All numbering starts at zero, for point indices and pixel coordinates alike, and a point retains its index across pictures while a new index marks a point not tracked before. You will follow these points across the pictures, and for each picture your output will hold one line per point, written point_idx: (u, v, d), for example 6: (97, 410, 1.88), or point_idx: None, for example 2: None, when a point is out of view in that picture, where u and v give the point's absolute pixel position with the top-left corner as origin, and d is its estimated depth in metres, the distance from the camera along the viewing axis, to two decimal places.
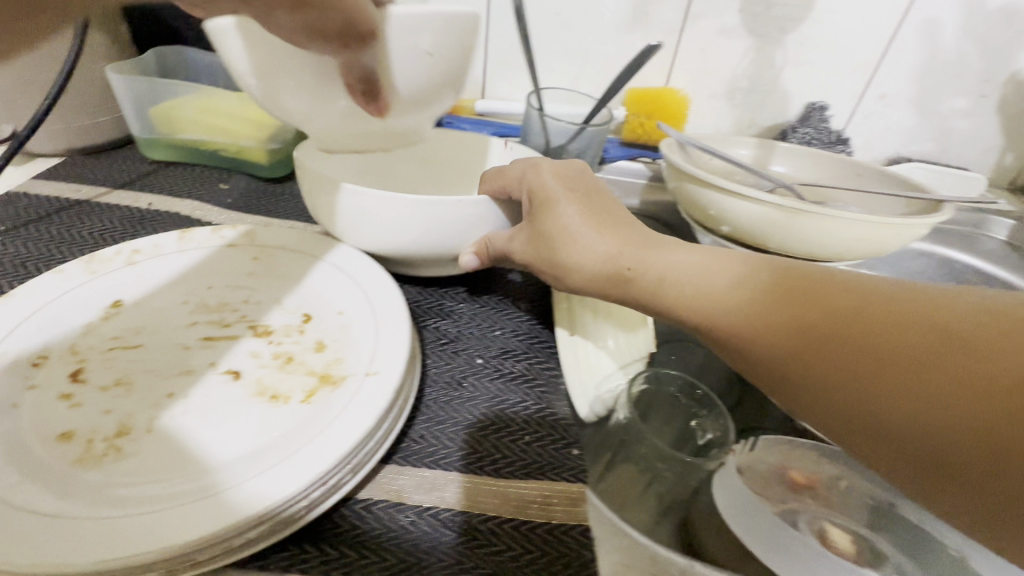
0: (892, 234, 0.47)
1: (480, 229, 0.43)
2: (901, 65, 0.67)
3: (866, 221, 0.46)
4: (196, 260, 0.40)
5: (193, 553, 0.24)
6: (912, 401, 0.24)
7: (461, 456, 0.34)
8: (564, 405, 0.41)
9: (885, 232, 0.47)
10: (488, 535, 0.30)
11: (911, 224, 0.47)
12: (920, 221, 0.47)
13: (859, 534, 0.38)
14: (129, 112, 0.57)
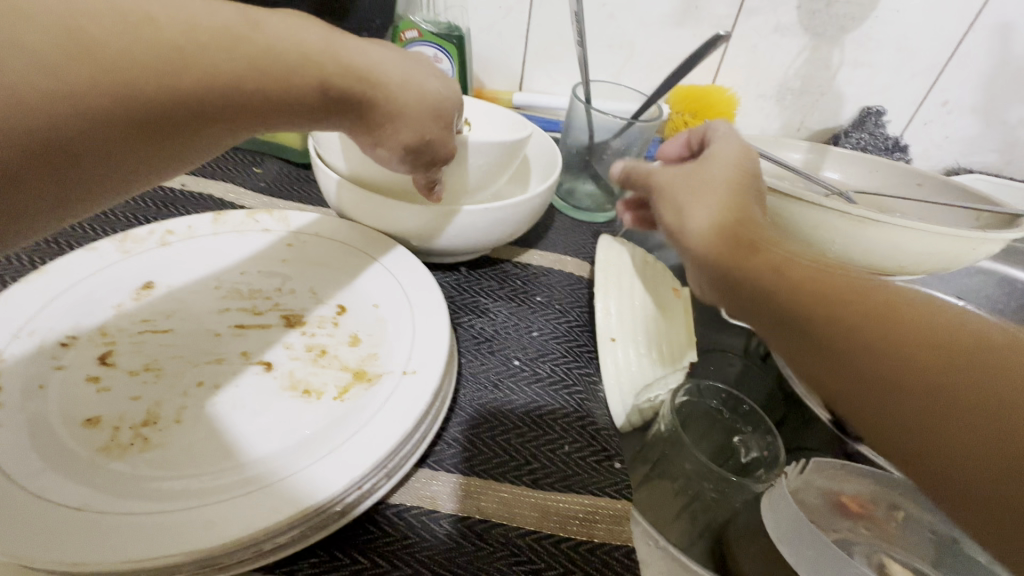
0: (968, 248, 0.44)
1: (503, 229, 0.42)
2: (967, 71, 0.63)
3: (941, 232, 0.43)
4: (229, 245, 0.39)
5: (221, 557, 0.22)
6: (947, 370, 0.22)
7: (496, 463, 0.32)
8: (604, 415, 0.39)
9: (959, 245, 0.44)
10: (526, 551, 0.28)
11: (989, 238, 0.44)
12: (999, 236, 0.44)
13: (918, 570, 0.35)
14: None
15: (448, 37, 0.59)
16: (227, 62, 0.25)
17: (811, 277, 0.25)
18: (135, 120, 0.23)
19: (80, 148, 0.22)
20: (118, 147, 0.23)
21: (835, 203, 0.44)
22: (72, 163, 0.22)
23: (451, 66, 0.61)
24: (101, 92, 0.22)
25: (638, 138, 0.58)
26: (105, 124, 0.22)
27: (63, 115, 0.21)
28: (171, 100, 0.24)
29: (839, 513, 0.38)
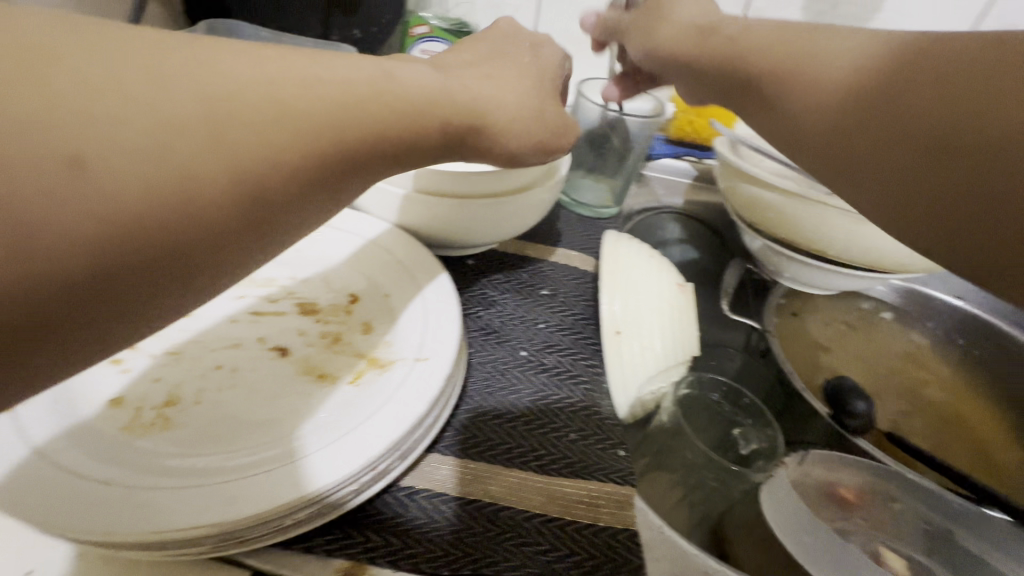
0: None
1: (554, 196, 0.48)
2: None
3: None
4: (316, 249, 0.40)
5: (277, 520, 0.24)
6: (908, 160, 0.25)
7: (503, 448, 0.33)
8: (608, 405, 0.40)
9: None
10: (533, 533, 0.29)
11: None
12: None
13: (912, 560, 0.36)
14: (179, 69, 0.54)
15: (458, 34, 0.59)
16: (375, 110, 0.22)
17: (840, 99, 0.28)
18: (296, 176, 0.20)
19: (242, 211, 0.18)
20: (276, 211, 0.20)
21: (834, 201, 0.45)
22: (236, 233, 0.19)
23: None
24: (268, 144, 0.18)
25: (644, 135, 0.59)
26: (266, 181, 0.19)
27: (231, 171, 0.18)
28: (324, 149, 0.20)
29: (836, 504, 0.39)
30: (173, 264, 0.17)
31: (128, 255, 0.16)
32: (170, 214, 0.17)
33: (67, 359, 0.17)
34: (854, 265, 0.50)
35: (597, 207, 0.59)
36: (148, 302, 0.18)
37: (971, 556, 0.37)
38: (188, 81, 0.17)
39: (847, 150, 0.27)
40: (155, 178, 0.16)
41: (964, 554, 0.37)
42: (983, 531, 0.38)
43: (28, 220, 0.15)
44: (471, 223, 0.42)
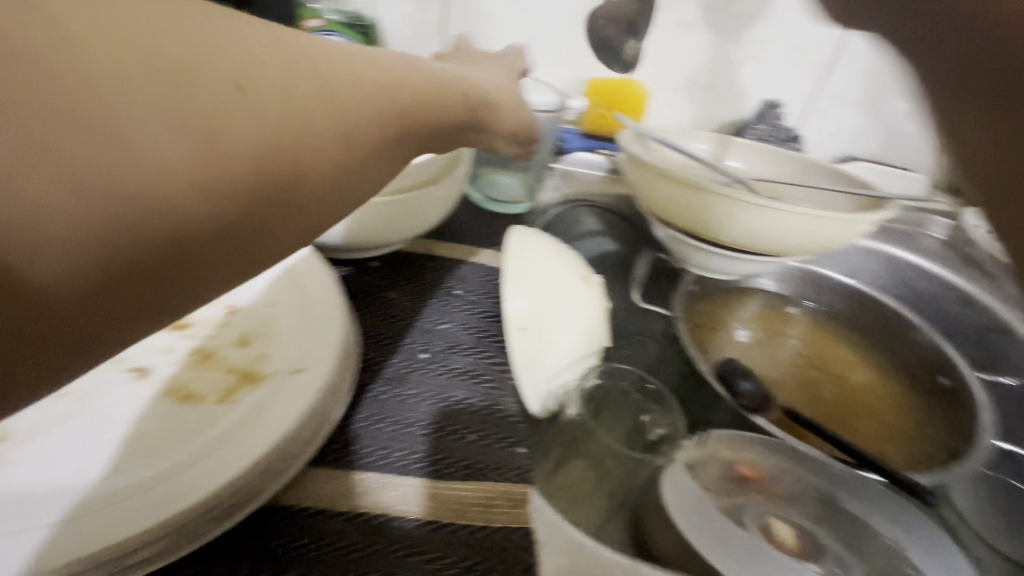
0: (837, 227, 0.49)
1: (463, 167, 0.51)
2: (852, 66, 0.69)
3: (813, 213, 0.47)
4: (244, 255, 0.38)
5: (126, 556, 0.22)
6: None
7: (397, 455, 0.32)
8: (513, 402, 0.40)
9: (829, 225, 0.48)
10: (423, 541, 0.29)
11: (856, 220, 0.49)
12: (865, 216, 0.49)
13: (801, 527, 0.38)
14: None
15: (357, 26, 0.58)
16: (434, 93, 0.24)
17: None
18: (389, 136, 0.21)
19: (350, 159, 0.19)
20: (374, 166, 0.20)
21: (723, 189, 0.48)
22: (341, 181, 0.19)
23: None
24: (373, 101, 0.20)
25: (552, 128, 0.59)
26: (372, 135, 0.20)
27: (348, 119, 0.19)
28: (395, 129, 0.21)
29: (734, 480, 0.41)
30: (293, 201, 0.18)
31: (263, 185, 0.16)
32: (296, 149, 0.17)
33: (185, 301, 0.16)
34: (747, 248, 0.52)
35: (508, 208, 0.59)
36: (266, 243, 0.17)
37: (855, 518, 0.39)
38: (313, 39, 0.19)
39: None
40: (284, 116, 0.17)
41: (849, 516, 0.39)
42: (863, 493, 0.39)
43: (174, 134, 0.14)
44: (393, 219, 0.44)
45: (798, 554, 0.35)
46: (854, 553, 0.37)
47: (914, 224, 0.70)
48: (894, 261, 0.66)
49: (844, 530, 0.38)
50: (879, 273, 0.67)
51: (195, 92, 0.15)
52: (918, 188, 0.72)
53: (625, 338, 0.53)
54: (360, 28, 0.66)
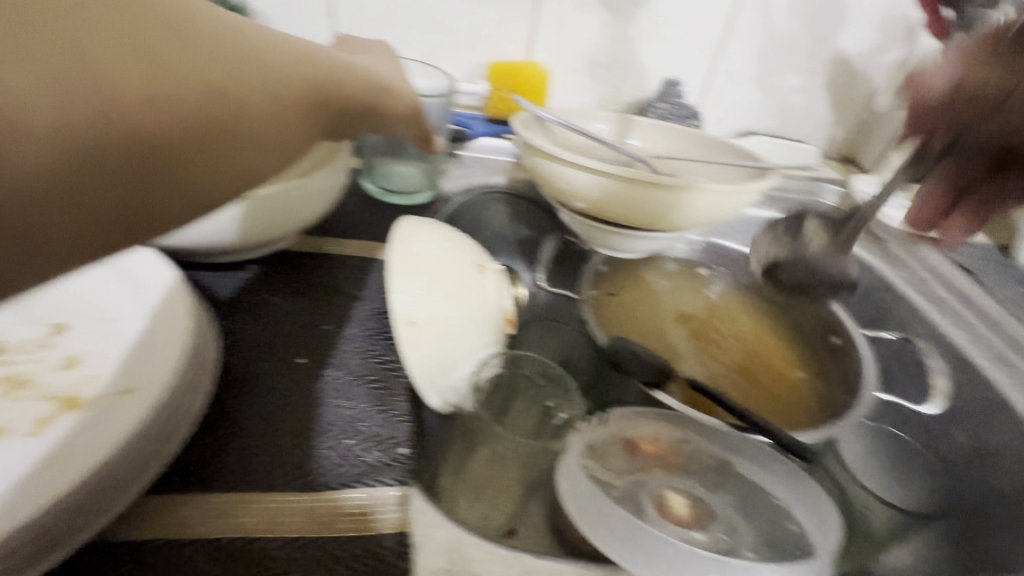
0: (722, 197, 0.49)
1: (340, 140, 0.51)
2: (742, 43, 0.71)
3: (698, 186, 0.48)
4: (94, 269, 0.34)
5: None
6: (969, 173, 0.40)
7: (260, 472, 0.30)
8: (403, 401, 0.37)
9: (715, 197, 0.49)
10: (284, 561, 0.27)
11: (741, 190, 0.50)
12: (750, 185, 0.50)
13: (696, 496, 0.38)
14: None
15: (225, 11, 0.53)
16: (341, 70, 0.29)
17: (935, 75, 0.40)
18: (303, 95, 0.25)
19: (273, 109, 0.23)
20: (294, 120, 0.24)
21: (614, 168, 0.48)
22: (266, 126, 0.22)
23: None
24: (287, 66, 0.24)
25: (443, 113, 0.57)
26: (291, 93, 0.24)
27: (263, 74, 0.22)
28: (319, 93, 0.26)
29: (633, 457, 0.41)
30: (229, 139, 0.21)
31: (202, 121, 0.20)
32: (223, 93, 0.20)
33: (132, 218, 0.19)
34: (644, 225, 0.53)
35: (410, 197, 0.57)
36: (213, 165, 0.21)
37: (747, 480, 0.40)
38: (238, 18, 0.23)
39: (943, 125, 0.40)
40: (225, 62, 0.21)
41: (741, 480, 0.40)
42: (756, 455, 0.40)
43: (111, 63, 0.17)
44: (281, 207, 0.42)
45: (689, 523, 0.36)
46: (744, 515, 0.37)
47: (808, 193, 0.74)
48: None
49: (737, 495, 0.39)
50: None
51: (142, 41, 0.18)
52: (811, 158, 0.75)
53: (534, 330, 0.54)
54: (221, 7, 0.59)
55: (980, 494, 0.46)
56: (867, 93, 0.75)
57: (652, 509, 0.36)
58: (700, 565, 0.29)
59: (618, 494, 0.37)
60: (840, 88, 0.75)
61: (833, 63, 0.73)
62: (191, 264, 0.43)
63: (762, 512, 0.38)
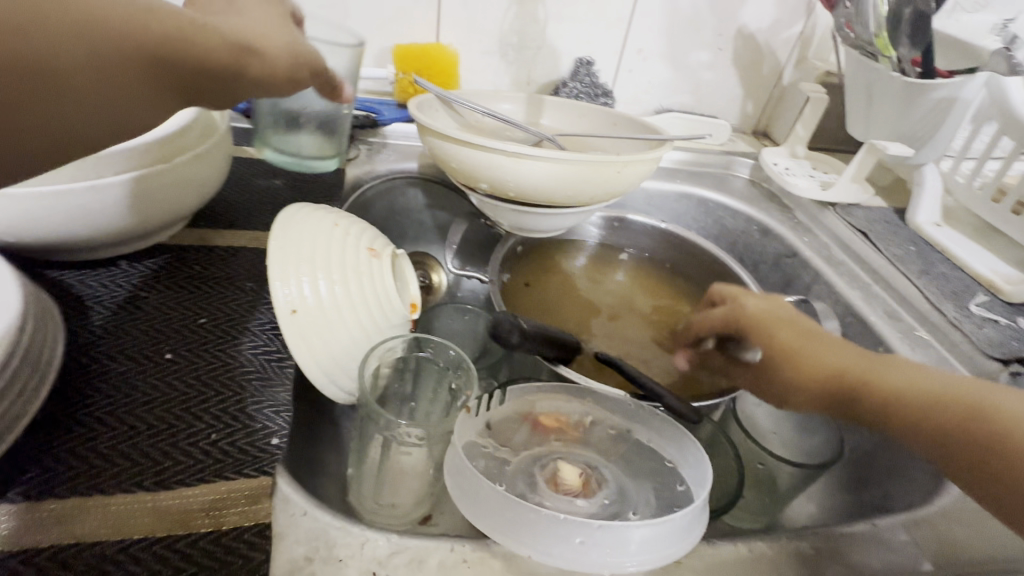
0: (617, 169, 0.50)
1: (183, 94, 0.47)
2: (649, 21, 0.71)
3: (593, 160, 0.48)
4: None
5: None
6: (830, 365, 0.35)
7: (109, 474, 0.28)
8: (285, 392, 0.35)
9: (611, 170, 0.50)
10: (125, 564, 0.25)
11: (634, 161, 0.51)
12: (642, 156, 0.51)
13: (591, 467, 0.38)
14: None
15: None
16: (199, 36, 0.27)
17: (811, 359, 0.36)
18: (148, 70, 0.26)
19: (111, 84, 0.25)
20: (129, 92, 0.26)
21: (512, 146, 0.47)
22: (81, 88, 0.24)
23: None
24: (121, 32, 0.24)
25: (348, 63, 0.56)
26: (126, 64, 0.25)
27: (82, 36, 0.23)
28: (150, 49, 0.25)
29: (534, 432, 0.41)
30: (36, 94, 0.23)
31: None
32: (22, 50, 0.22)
33: None
34: (545, 202, 0.52)
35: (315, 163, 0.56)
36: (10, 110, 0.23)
37: (643, 448, 0.40)
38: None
39: (823, 383, 0.35)
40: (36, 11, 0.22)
41: (637, 448, 0.40)
42: (654, 421, 0.40)
43: None
44: (172, 186, 0.40)
45: (580, 494, 0.36)
46: (636, 481, 0.38)
47: (723, 167, 0.76)
48: (705, 203, 0.71)
49: (634, 462, 0.39)
50: (696, 216, 0.72)
51: None
52: (724, 133, 0.77)
53: (456, 321, 0.57)
54: None
55: None
56: (774, 68, 0.77)
57: (544, 482, 0.36)
58: (569, 528, 0.29)
59: (512, 469, 0.37)
60: (747, 63, 0.77)
61: (739, 39, 0.74)
62: (58, 263, 0.40)
63: (652, 477, 0.38)
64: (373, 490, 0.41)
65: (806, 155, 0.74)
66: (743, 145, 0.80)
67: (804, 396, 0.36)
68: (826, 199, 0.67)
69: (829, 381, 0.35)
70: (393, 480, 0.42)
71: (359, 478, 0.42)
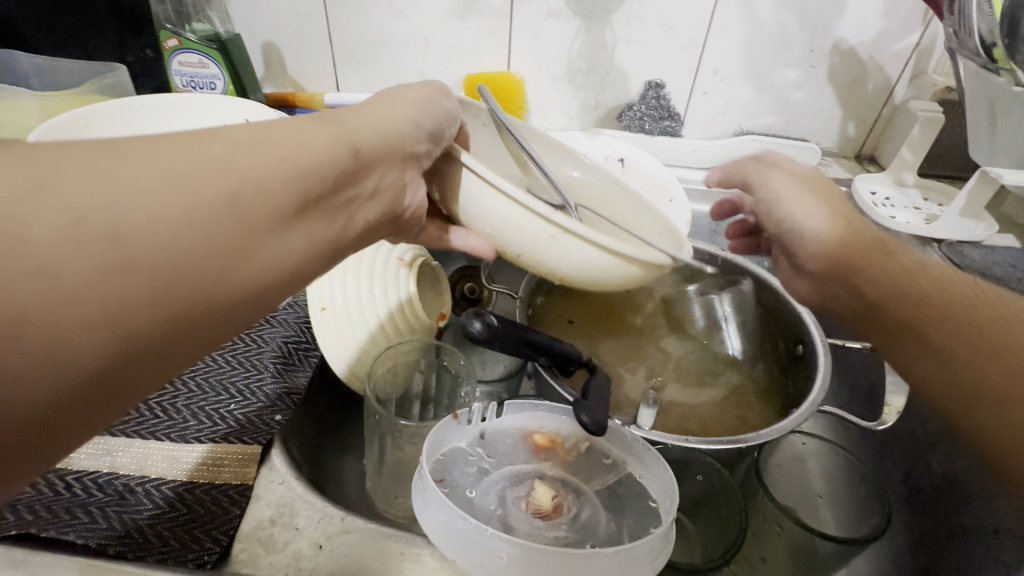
0: (545, 235, 0.32)
1: (259, 107, 0.55)
2: (728, 40, 0.68)
3: (515, 195, 0.32)
4: None
5: None
6: (948, 318, 0.30)
7: (157, 421, 0.35)
8: (305, 379, 0.41)
9: (535, 224, 0.32)
10: (138, 496, 0.31)
11: (572, 227, 0.31)
12: (591, 233, 0.31)
13: (565, 492, 0.38)
14: None
15: (209, 43, 0.59)
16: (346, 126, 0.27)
17: (952, 304, 0.31)
18: (237, 272, 0.21)
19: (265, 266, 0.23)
20: (236, 266, 0.21)
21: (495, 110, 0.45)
22: (169, 277, 0.19)
23: (220, 71, 0.61)
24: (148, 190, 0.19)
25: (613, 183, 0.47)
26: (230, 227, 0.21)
27: (167, 222, 0.19)
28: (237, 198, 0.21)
29: (525, 447, 0.41)
30: (115, 305, 0.18)
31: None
32: (122, 251, 0.18)
33: None
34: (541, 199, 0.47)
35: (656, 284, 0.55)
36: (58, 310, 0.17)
37: (630, 482, 0.38)
38: (63, 174, 0.18)
39: (966, 339, 0.29)
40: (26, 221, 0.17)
41: (626, 484, 0.38)
42: (647, 456, 0.38)
43: None
44: None
45: (545, 515, 0.36)
46: (610, 513, 0.37)
47: None
48: None
49: (616, 496, 0.38)
50: None
51: None
52: (814, 157, 0.71)
53: None
54: (213, 44, 0.59)
55: (932, 531, 0.41)
56: (882, 85, 0.68)
57: (512, 502, 0.37)
58: (494, 541, 0.28)
59: (490, 481, 0.38)
60: (847, 81, 0.69)
61: (835, 55, 0.67)
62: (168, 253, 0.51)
63: (628, 513, 0.37)
64: (377, 479, 0.44)
65: (915, 183, 0.65)
66: (838, 170, 0.72)
67: (950, 367, 0.29)
68: (930, 234, 0.57)
69: (959, 323, 0.30)
70: (394, 473, 0.44)
71: (369, 468, 0.45)
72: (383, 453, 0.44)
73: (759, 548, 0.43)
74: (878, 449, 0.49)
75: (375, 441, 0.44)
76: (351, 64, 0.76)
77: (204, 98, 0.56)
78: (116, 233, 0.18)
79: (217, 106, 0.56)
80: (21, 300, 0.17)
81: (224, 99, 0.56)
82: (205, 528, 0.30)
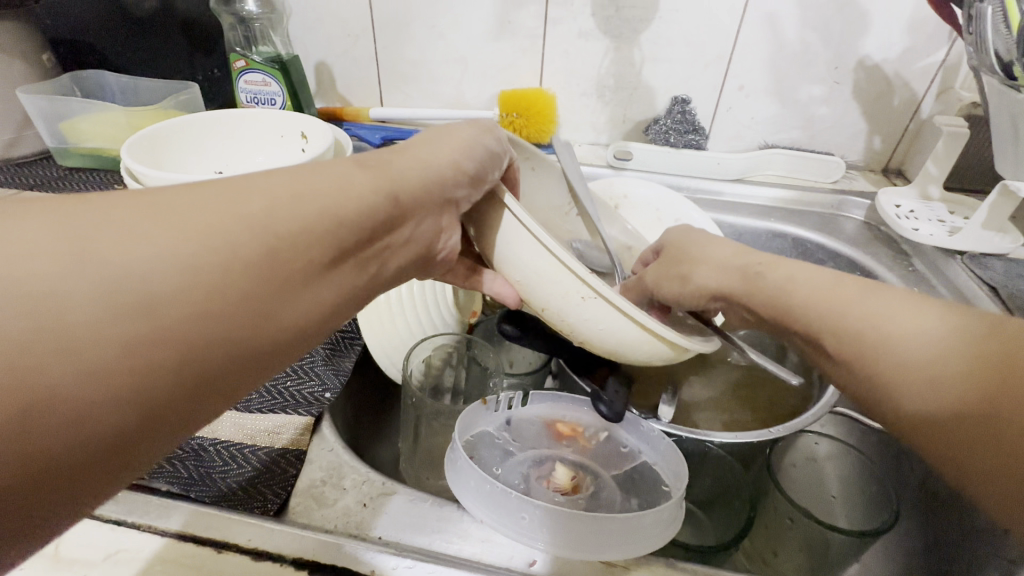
0: (575, 295, 0.34)
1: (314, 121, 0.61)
2: (752, 58, 0.70)
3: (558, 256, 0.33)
4: None
5: None
6: None
7: None
8: (350, 363, 0.46)
9: (570, 288, 0.34)
10: (211, 455, 0.36)
11: (605, 293, 0.33)
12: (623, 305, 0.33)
13: (583, 474, 0.41)
14: (83, 111, 0.65)
15: (271, 63, 0.65)
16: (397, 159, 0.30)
17: None
18: (260, 336, 0.23)
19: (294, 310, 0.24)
20: (322, 278, 0.25)
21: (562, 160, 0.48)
22: (202, 336, 0.21)
23: (280, 88, 0.67)
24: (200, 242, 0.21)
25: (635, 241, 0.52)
26: (331, 238, 0.24)
27: (187, 319, 0.20)
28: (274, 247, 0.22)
29: (550, 437, 0.44)
30: (165, 368, 0.20)
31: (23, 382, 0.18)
32: (171, 309, 0.20)
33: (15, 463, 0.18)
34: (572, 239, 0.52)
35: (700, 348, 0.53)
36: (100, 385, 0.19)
37: (646, 470, 0.41)
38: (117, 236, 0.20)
39: None
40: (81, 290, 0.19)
41: (647, 476, 0.41)
42: (662, 445, 0.41)
43: None
44: None
45: (566, 493, 0.39)
46: (628, 495, 0.40)
47: (833, 207, 0.71)
48: (803, 243, 0.67)
49: (631, 480, 0.41)
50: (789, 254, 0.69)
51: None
52: (839, 170, 0.73)
53: None
54: (274, 64, 0.66)
55: (944, 534, 0.42)
56: (908, 101, 0.70)
57: (536, 481, 0.40)
58: (518, 505, 0.32)
59: (515, 460, 0.41)
60: (872, 97, 0.70)
61: (861, 72, 0.69)
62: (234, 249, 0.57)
63: (645, 496, 0.39)
64: (412, 458, 0.48)
65: (941, 197, 0.65)
66: (863, 184, 0.73)
67: None
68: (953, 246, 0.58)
69: None
70: (427, 453, 0.47)
71: (405, 449, 0.49)
72: (418, 435, 0.48)
73: (772, 544, 0.44)
74: (896, 456, 0.50)
75: (411, 424, 0.48)
76: (396, 82, 0.82)
77: (266, 113, 0.62)
78: (161, 292, 0.20)
79: (275, 120, 0.62)
80: (87, 369, 0.18)
81: (284, 114, 0.63)
82: (266, 483, 0.35)
